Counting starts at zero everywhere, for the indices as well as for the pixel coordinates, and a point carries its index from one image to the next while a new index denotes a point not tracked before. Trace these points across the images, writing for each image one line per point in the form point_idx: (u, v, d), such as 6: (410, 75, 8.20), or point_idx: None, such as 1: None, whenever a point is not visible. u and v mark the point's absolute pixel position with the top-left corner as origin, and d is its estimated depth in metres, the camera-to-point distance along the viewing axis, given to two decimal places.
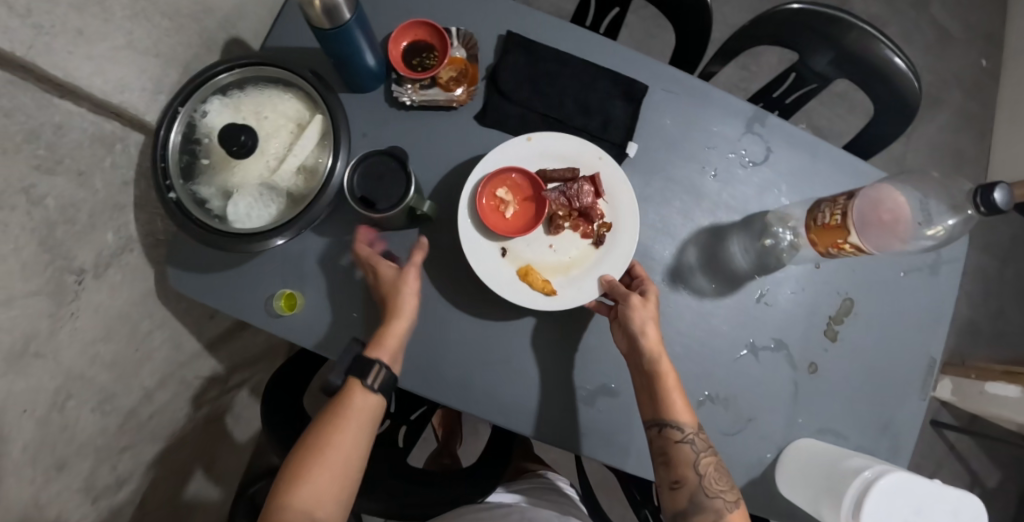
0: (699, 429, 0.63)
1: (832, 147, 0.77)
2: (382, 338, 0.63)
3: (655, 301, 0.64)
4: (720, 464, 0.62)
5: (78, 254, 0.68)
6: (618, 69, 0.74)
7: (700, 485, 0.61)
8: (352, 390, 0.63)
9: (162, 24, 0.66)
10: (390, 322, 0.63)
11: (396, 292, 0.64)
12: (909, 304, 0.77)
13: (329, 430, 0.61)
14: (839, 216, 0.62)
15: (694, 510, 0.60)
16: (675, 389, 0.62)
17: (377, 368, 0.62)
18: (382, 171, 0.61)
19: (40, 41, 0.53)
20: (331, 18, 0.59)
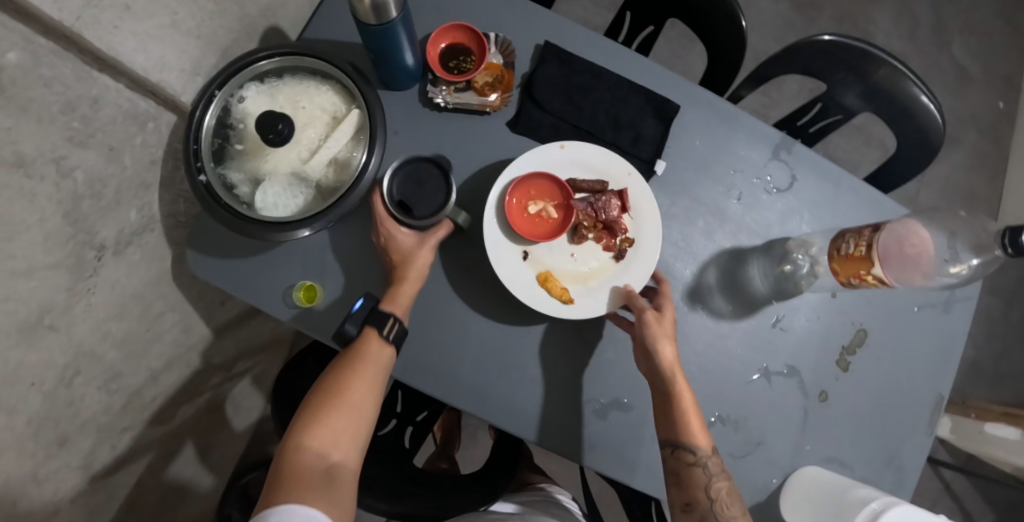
0: (715, 453, 0.62)
1: (856, 179, 0.78)
2: (393, 296, 0.64)
3: (671, 320, 0.64)
4: (731, 487, 0.61)
5: (101, 230, 0.68)
6: (652, 87, 0.75)
7: (712, 510, 0.59)
8: (368, 338, 0.63)
9: (206, 6, 0.66)
10: (400, 284, 0.65)
11: (408, 260, 0.65)
12: (921, 340, 0.78)
13: (346, 375, 0.60)
14: (864, 248, 0.62)
15: None
16: (693, 413, 0.61)
17: (392, 320, 0.63)
18: (422, 178, 0.66)
19: (88, 14, 0.53)
20: (377, 14, 0.59)
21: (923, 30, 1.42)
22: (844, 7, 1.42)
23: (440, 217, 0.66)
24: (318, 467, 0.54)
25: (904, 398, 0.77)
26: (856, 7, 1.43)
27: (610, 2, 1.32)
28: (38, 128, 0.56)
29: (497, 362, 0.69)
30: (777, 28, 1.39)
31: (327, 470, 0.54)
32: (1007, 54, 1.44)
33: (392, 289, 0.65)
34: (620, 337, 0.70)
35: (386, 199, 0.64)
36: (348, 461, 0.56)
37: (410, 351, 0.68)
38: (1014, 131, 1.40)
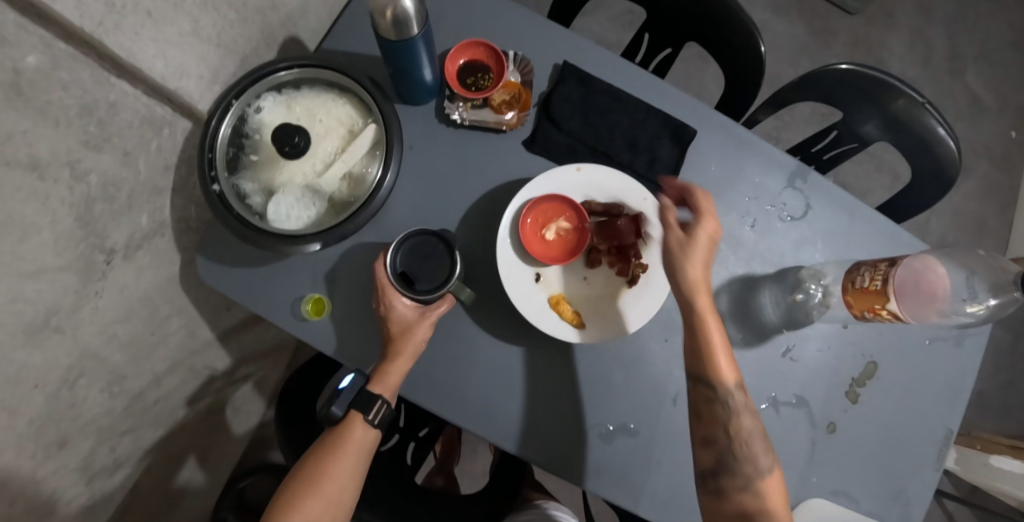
0: (740, 390, 0.62)
1: (872, 210, 0.77)
2: (383, 376, 0.63)
3: (702, 244, 0.62)
4: (753, 429, 0.63)
5: (112, 234, 0.68)
6: (669, 111, 0.75)
7: (730, 448, 0.62)
8: (352, 423, 0.65)
9: (227, 15, 0.66)
10: (392, 362, 0.63)
11: (406, 334, 0.64)
12: (930, 373, 0.77)
13: (325, 461, 0.63)
14: (879, 281, 0.61)
15: (722, 470, 0.62)
16: (717, 348, 0.61)
17: (379, 405, 0.63)
18: (427, 252, 0.64)
19: (110, 20, 0.53)
20: (397, 31, 0.60)
21: (937, 59, 1.42)
22: (859, 33, 1.42)
23: (443, 296, 0.65)
24: None
25: (916, 432, 0.76)
26: (871, 33, 1.43)
27: (626, 20, 1.33)
28: (54, 131, 0.56)
29: (504, 383, 0.68)
30: (792, 52, 1.39)
31: None
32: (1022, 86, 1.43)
33: (383, 367, 0.64)
34: (629, 361, 0.70)
35: (389, 271, 0.62)
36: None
37: (416, 368, 0.67)
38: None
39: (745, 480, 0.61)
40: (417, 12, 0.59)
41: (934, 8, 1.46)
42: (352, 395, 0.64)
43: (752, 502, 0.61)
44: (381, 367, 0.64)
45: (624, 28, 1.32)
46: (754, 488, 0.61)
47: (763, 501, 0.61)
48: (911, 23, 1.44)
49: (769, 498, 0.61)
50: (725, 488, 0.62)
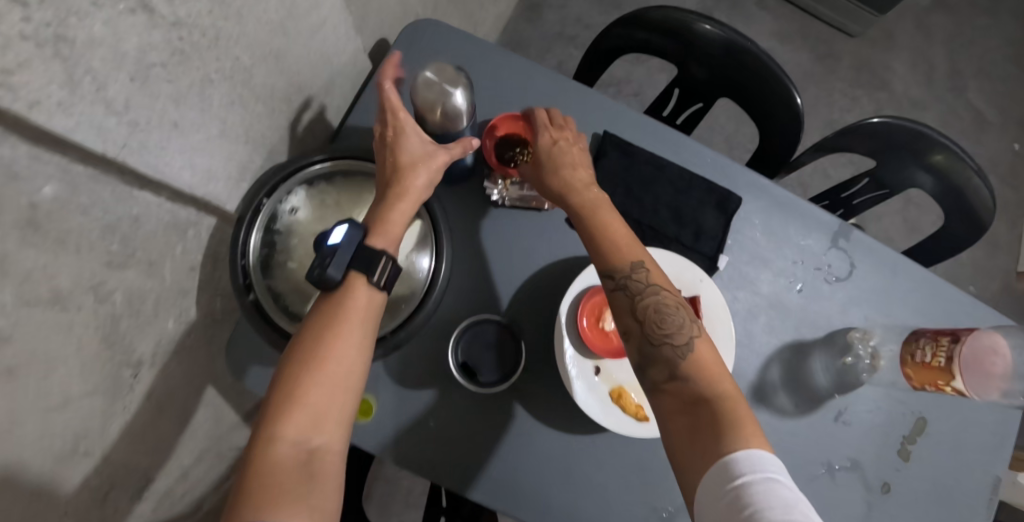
0: (642, 264, 0.58)
1: (914, 266, 0.77)
2: (383, 225, 0.56)
3: (547, 149, 0.64)
4: (664, 305, 0.56)
5: (138, 346, 0.63)
6: (710, 176, 0.74)
7: (644, 334, 0.56)
8: (352, 287, 0.53)
9: (256, 108, 0.62)
10: (394, 206, 0.58)
11: (413, 167, 0.58)
12: (975, 422, 0.76)
13: (325, 329, 0.51)
14: (943, 358, 0.61)
15: (648, 363, 0.55)
16: (607, 233, 0.60)
17: (384, 260, 0.54)
18: (486, 342, 0.64)
19: (134, 139, 0.48)
20: (445, 125, 0.61)
21: (939, 78, 1.44)
22: (863, 54, 1.43)
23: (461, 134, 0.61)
24: (300, 456, 0.45)
25: (970, 488, 0.75)
26: (875, 54, 1.43)
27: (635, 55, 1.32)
28: (77, 259, 0.51)
29: (563, 475, 0.65)
30: (798, 78, 1.39)
31: (307, 462, 0.45)
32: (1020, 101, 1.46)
33: (383, 214, 0.57)
34: None
35: (452, 363, 0.62)
36: (353, 347, 0.51)
37: (470, 468, 0.64)
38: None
39: (668, 366, 0.54)
40: (468, 108, 0.61)
41: (932, 28, 1.48)
42: (352, 253, 0.54)
43: (687, 388, 0.52)
44: (381, 213, 0.57)
45: (632, 64, 1.31)
46: (683, 372, 0.53)
47: (698, 386, 0.52)
48: (912, 43, 1.45)
49: (707, 375, 0.53)
50: (658, 380, 0.54)
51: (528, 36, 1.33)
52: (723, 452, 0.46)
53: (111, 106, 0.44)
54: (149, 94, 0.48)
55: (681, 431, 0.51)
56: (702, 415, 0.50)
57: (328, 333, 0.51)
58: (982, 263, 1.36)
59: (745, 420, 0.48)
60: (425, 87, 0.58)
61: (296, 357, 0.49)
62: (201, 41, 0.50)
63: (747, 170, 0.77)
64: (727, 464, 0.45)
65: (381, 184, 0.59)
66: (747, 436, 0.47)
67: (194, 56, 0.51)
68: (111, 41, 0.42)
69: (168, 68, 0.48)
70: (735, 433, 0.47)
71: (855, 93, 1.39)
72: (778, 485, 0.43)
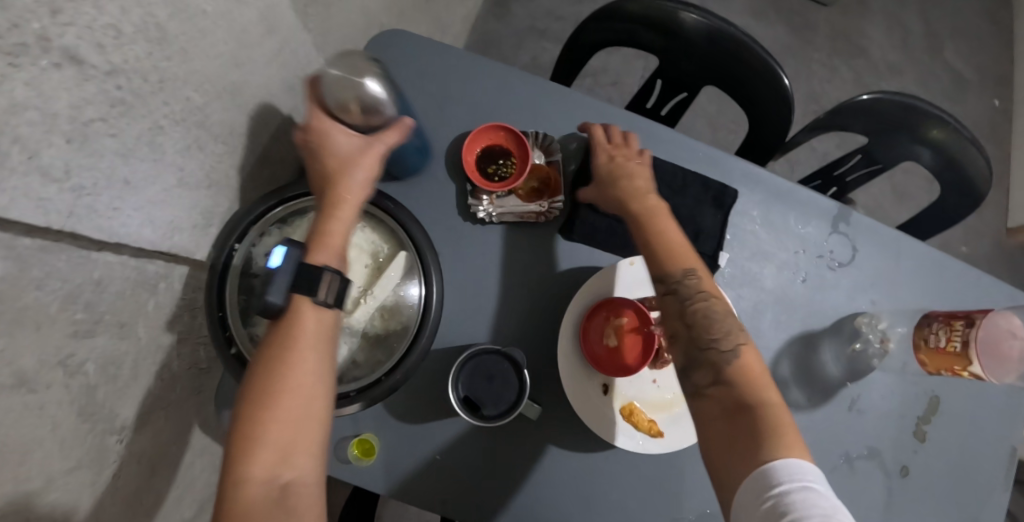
0: (697, 272, 0.57)
1: (918, 242, 0.75)
2: (322, 237, 0.52)
3: (612, 164, 0.63)
4: (713, 310, 0.55)
5: (121, 412, 0.59)
6: (703, 171, 0.71)
7: (692, 337, 0.54)
8: (298, 310, 0.49)
9: (215, 149, 0.58)
10: (332, 215, 0.53)
11: (344, 170, 0.54)
12: (987, 394, 0.76)
13: (277, 357, 0.47)
14: (958, 344, 0.62)
15: (692, 366, 0.53)
16: (665, 241, 0.58)
17: (328, 275, 0.50)
18: (491, 372, 0.57)
19: (82, 203, 0.44)
20: (377, 117, 0.54)
21: (914, 40, 1.43)
22: (839, 21, 1.40)
23: (393, 117, 0.55)
24: (269, 496, 0.43)
25: (985, 460, 0.75)
26: (851, 20, 1.41)
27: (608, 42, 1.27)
28: (38, 337, 0.47)
29: (579, 496, 0.63)
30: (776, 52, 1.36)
31: (279, 500, 0.43)
32: (994, 57, 1.46)
33: (320, 226, 0.53)
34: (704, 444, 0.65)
35: (454, 401, 0.55)
36: (310, 372, 0.48)
37: (484, 501, 0.62)
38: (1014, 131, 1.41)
39: (713, 369, 0.52)
40: (389, 95, 0.52)
41: None
42: (291, 275, 0.50)
43: (727, 392, 0.50)
44: (319, 226, 0.53)
45: (608, 53, 1.26)
46: (727, 377, 0.51)
47: (741, 392, 0.50)
48: (886, 6, 1.43)
49: (750, 381, 0.51)
50: (701, 383, 0.52)
51: (496, 33, 1.28)
52: (765, 458, 0.45)
53: (49, 174, 0.40)
54: (92, 154, 0.44)
55: (719, 437, 0.48)
56: (743, 417, 0.48)
57: (279, 365, 0.47)
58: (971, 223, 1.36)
59: (786, 425, 0.47)
60: (335, 87, 0.49)
61: (248, 394, 0.46)
62: (143, 87, 0.46)
63: (740, 159, 0.73)
64: (766, 473, 0.43)
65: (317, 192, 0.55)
66: (788, 444, 0.45)
67: (138, 105, 0.46)
68: (38, 103, 0.37)
69: (109, 121, 0.44)
70: (776, 440, 0.46)
71: (834, 62, 1.37)
72: (815, 494, 0.41)
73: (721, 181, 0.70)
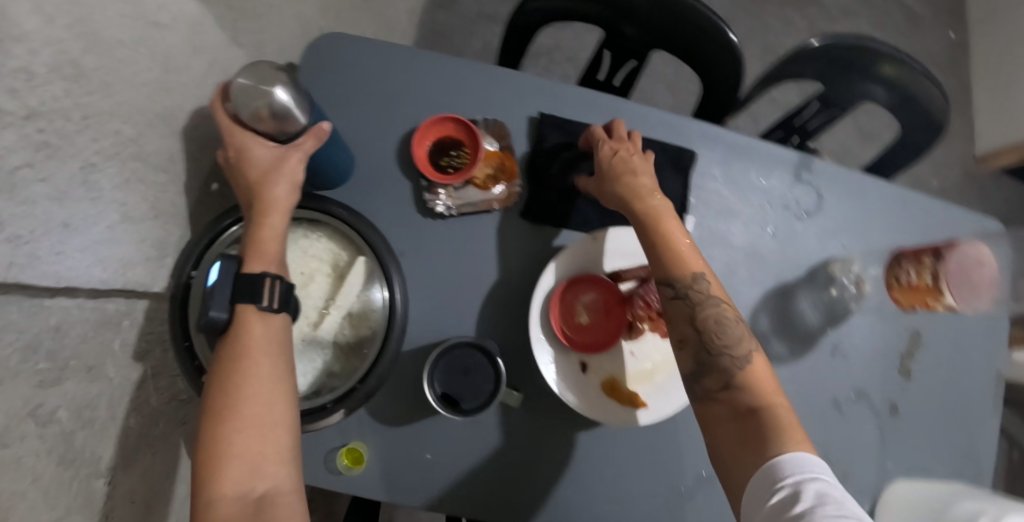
0: (706, 276, 0.55)
1: (882, 181, 0.74)
2: (257, 249, 0.52)
3: (622, 160, 0.60)
4: (724, 315, 0.53)
5: (104, 454, 0.59)
6: (659, 137, 0.70)
7: (703, 343, 0.53)
8: (244, 323, 0.49)
9: (157, 179, 0.57)
10: (263, 224, 0.53)
11: (267, 178, 0.54)
12: (969, 324, 0.76)
13: (229, 375, 0.47)
14: (929, 278, 0.63)
15: (702, 372, 0.53)
16: (676, 244, 0.56)
17: (269, 281, 0.50)
18: (466, 365, 0.57)
19: (20, 252, 0.43)
20: (286, 125, 0.53)
21: None
22: None
23: (307, 125, 0.54)
24: (247, 508, 0.44)
25: (972, 387, 0.75)
26: None
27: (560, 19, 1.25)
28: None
29: (571, 475, 0.63)
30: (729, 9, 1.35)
31: (257, 510, 0.44)
32: None
33: (252, 237, 0.53)
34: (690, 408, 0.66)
35: (431, 398, 0.55)
36: (264, 380, 0.48)
37: (477, 492, 0.62)
38: (970, 61, 1.43)
39: (725, 375, 0.52)
40: (298, 101, 0.52)
41: None
42: (229, 291, 0.50)
43: (739, 396, 0.50)
44: (250, 238, 0.53)
45: (560, 30, 1.24)
46: (739, 382, 0.51)
47: (752, 394, 0.50)
48: None
49: (759, 385, 0.51)
50: (712, 388, 0.52)
51: (446, 25, 1.26)
52: (770, 455, 0.46)
53: None
54: (23, 201, 0.43)
55: (730, 438, 0.49)
56: (748, 421, 0.49)
57: (230, 376, 0.47)
58: (939, 157, 1.39)
59: (788, 421, 0.48)
60: (244, 95, 0.50)
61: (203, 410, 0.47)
62: (67, 126, 0.45)
63: (696, 120, 0.73)
64: (772, 470, 0.45)
65: (246, 204, 0.55)
66: (795, 441, 0.46)
67: (64, 145, 0.45)
68: None
69: (35, 166, 0.43)
70: (782, 438, 0.47)
71: (788, 13, 1.36)
72: (826, 486, 0.42)
73: (678, 144, 0.70)
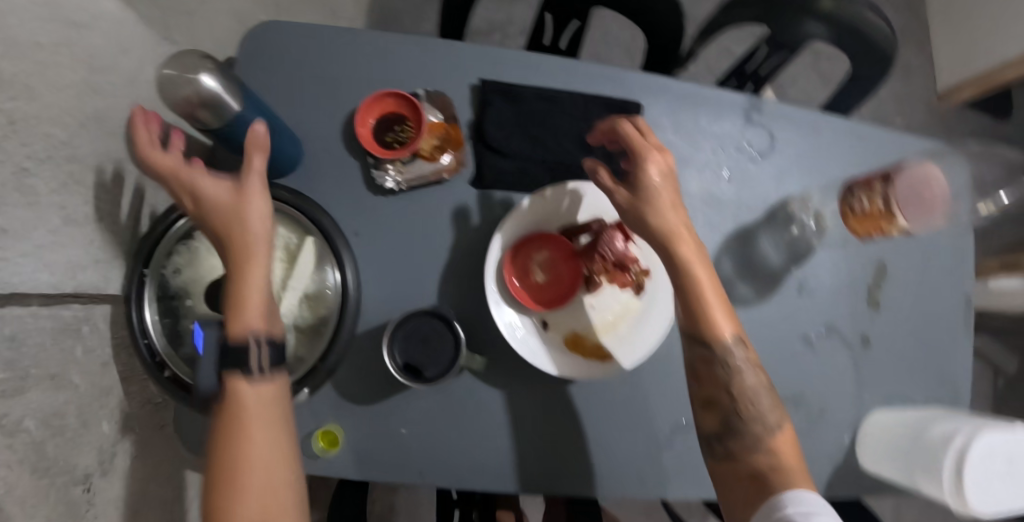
0: (744, 344, 0.56)
1: (842, 119, 0.74)
2: (240, 309, 0.51)
3: (666, 180, 0.54)
4: (757, 386, 0.56)
5: (79, 461, 0.59)
6: (605, 93, 0.70)
7: (735, 408, 0.55)
8: (234, 392, 0.50)
9: (98, 181, 0.57)
10: (243, 277, 0.52)
11: (231, 217, 0.52)
12: (934, 250, 0.76)
13: (224, 447, 0.48)
14: (880, 202, 0.65)
15: (731, 438, 0.55)
16: (716, 304, 0.55)
17: (253, 345, 0.51)
18: (424, 335, 0.57)
19: None
20: (220, 114, 0.53)
21: None
22: None
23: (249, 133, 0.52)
24: None
25: (944, 312, 0.76)
26: None
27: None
28: None
29: (547, 435, 0.64)
30: None
31: None
32: None
33: (233, 296, 0.52)
34: (660, 359, 0.66)
35: (392, 370, 0.55)
36: (263, 446, 0.49)
37: (456, 461, 0.62)
38: (923, 1, 1.45)
39: (756, 443, 0.54)
40: (227, 88, 0.52)
41: None
42: (218, 354, 0.51)
43: (763, 459, 0.53)
44: (234, 295, 0.52)
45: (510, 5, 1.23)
46: (767, 448, 0.54)
47: (776, 461, 0.52)
48: None
49: (785, 458, 0.53)
50: (735, 451, 0.55)
51: (394, 11, 1.25)
52: (777, 492, 0.50)
53: None
54: None
55: (737, 496, 0.53)
56: (762, 482, 0.52)
57: (226, 442, 0.48)
58: (904, 97, 1.40)
59: (803, 481, 0.51)
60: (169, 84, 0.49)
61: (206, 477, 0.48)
62: None
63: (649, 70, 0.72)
64: (774, 505, 0.49)
65: (221, 251, 0.53)
66: (799, 482, 0.51)
67: None
68: None
69: None
70: (786, 481, 0.51)
71: None
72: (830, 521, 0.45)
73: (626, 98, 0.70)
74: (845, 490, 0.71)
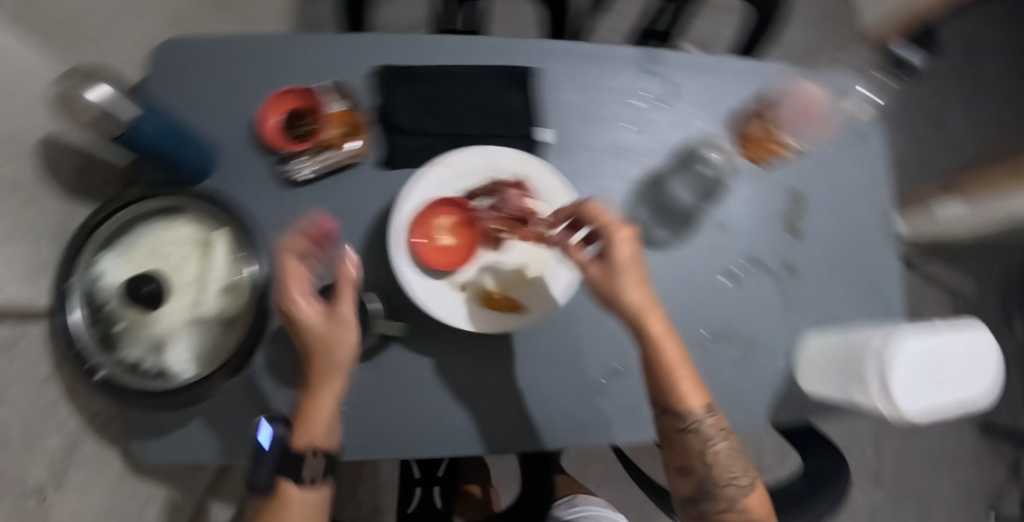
0: (713, 413, 0.58)
1: (739, 57, 0.77)
2: (310, 422, 0.54)
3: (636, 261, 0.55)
4: (738, 479, 0.58)
5: (26, 474, 0.61)
6: (498, 62, 0.73)
7: (710, 475, 0.58)
8: (283, 490, 0.54)
9: (10, 201, 0.59)
10: (315, 400, 0.54)
11: (326, 347, 0.53)
12: (851, 176, 0.78)
13: None
14: (764, 127, 0.73)
15: (704, 497, 0.59)
16: (686, 378, 0.56)
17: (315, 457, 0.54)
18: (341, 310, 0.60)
19: None
20: (116, 124, 0.53)
21: None
22: None
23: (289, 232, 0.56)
24: None
25: (864, 228, 0.78)
26: None
27: None
28: None
29: (482, 394, 0.65)
30: None
31: None
32: None
33: (306, 407, 0.54)
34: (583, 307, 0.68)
35: None
36: None
37: (394, 430, 0.64)
38: None
39: (728, 499, 0.58)
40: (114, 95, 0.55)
41: None
42: (277, 459, 0.54)
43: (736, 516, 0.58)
44: (305, 411, 0.54)
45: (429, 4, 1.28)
46: (740, 509, 0.58)
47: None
48: None
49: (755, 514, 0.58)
50: (708, 511, 0.59)
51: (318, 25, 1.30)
52: None
53: None
54: None
55: None
56: None
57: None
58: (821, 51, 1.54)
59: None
60: None
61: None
62: None
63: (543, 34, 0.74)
64: None
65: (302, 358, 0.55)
66: None
67: None
68: None
69: None
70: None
71: None
72: None
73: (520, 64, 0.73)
74: (788, 414, 0.73)
